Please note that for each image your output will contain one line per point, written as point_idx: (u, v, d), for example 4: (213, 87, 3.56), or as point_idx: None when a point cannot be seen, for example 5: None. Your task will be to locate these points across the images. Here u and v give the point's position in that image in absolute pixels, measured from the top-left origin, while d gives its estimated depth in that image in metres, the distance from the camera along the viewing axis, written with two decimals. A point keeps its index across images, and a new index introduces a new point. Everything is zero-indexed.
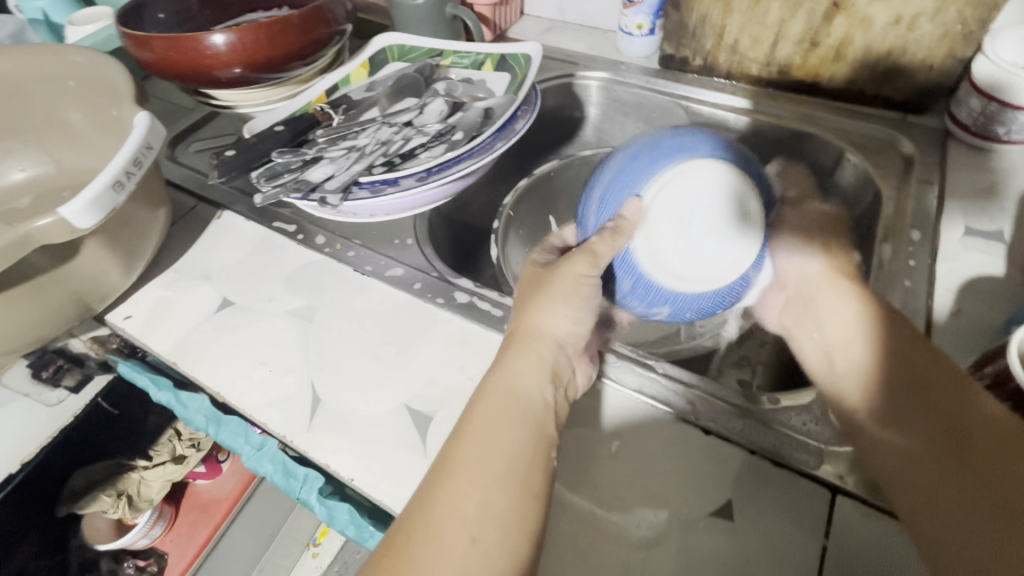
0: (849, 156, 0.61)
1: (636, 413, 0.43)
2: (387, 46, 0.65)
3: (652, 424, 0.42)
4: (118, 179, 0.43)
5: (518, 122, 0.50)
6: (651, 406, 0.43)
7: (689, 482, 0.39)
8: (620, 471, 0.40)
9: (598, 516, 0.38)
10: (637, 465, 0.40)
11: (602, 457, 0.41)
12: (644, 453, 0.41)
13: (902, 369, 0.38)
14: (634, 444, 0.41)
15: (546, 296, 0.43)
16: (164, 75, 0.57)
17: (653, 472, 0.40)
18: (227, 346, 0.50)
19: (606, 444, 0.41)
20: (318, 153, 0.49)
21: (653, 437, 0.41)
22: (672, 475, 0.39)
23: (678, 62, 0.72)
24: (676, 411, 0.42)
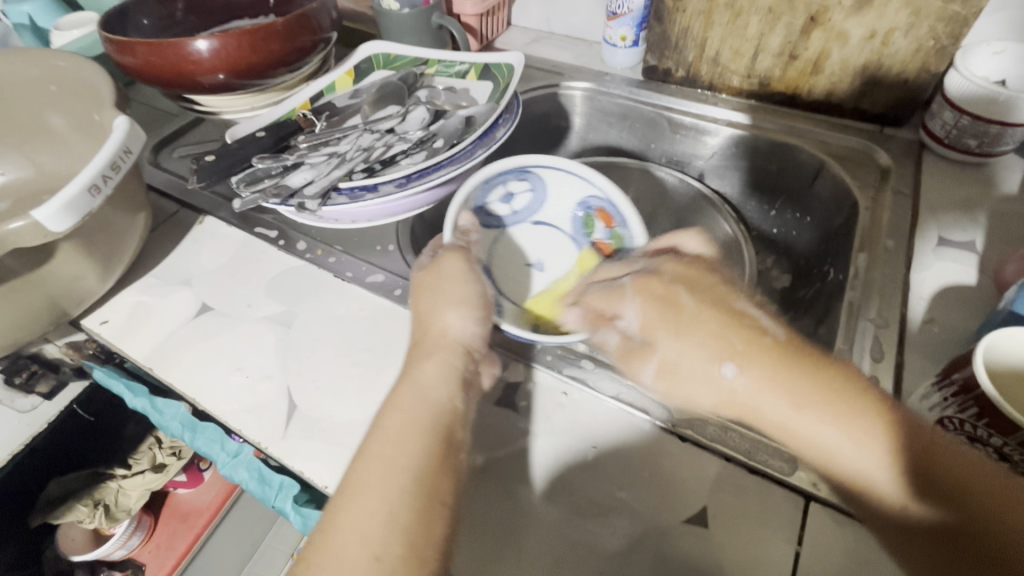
0: (828, 167, 0.62)
1: (613, 421, 0.43)
2: (372, 54, 0.66)
3: (628, 431, 0.42)
4: (94, 183, 0.42)
5: (499, 130, 0.50)
6: (628, 414, 0.43)
7: (665, 489, 0.39)
8: (596, 478, 0.40)
9: (576, 523, 0.38)
10: (614, 472, 0.40)
11: (579, 464, 0.41)
12: (621, 460, 0.41)
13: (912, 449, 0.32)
14: (612, 450, 0.41)
15: (443, 296, 0.42)
16: (147, 81, 0.57)
17: (628, 479, 0.40)
18: (204, 353, 0.49)
19: (583, 451, 0.41)
20: (299, 159, 0.49)
21: (629, 443, 0.42)
22: (649, 482, 0.40)
23: (661, 73, 0.73)
24: (655, 418, 0.42)
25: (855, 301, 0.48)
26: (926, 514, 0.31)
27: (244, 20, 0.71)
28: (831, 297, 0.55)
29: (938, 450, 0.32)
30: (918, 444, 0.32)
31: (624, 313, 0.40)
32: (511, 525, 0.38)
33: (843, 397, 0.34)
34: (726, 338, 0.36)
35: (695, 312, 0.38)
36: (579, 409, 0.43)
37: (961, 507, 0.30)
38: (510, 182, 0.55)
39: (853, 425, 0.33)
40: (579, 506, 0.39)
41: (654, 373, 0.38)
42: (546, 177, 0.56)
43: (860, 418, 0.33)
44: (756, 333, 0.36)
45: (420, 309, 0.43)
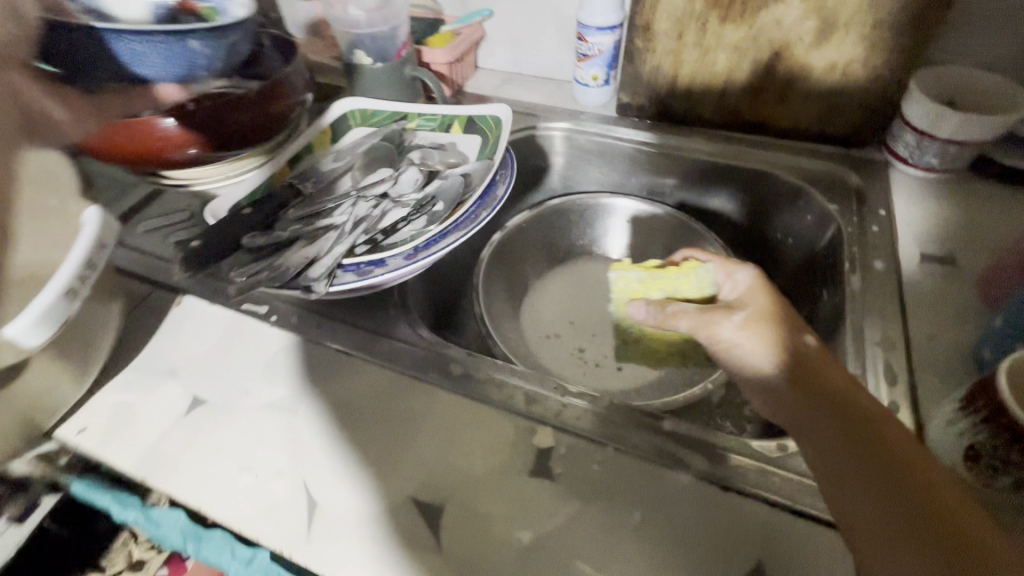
0: (806, 191, 0.65)
1: (652, 477, 0.42)
2: (347, 111, 0.64)
3: (669, 486, 0.41)
4: (71, 287, 0.38)
5: (499, 189, 0.49)
6: (666, 467, 0.42)
7: (715, 544, 0.38)
8: (647, 541, 0.39)
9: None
10: (663, 531, 0.39)
11: (629, 529, 0.39)
12: (667, 518, 0.40)
13: (871, 439, 0.35)
14: (654, 508, 0.40)
15: None
16: (112, 159, 0.53)
17: (678, 538, 0.39)
18: (203, 452, 0.45)
19: (629, 513, 0.40)
20: (295, 235, 0.47)
21: (674, 499, 0.41)
22: (699, 540, 0.39)
23: (635, 109, 0.75)
24: (694, 468, 0.42)
25: (860, 325, 0.50)
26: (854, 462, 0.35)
27: None
28: (831, 319, 0.56)
29: (886, 443, 0.35)
30: (868, 416, 0.37)
31: (734, 275, 0.49)
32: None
33: (834, 380, 0.39)
34: (785, 328, 0.43)
35: (769, 306, 0.44)
36: (616, 469, 0.42)
37: (915, 493, 0.33)
38: None
39: (834, 402, 0.38)
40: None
41: (734, 322, 0.44)
42: None
43: (828, 392, 0.38)
44: (789, 325, 0.43)
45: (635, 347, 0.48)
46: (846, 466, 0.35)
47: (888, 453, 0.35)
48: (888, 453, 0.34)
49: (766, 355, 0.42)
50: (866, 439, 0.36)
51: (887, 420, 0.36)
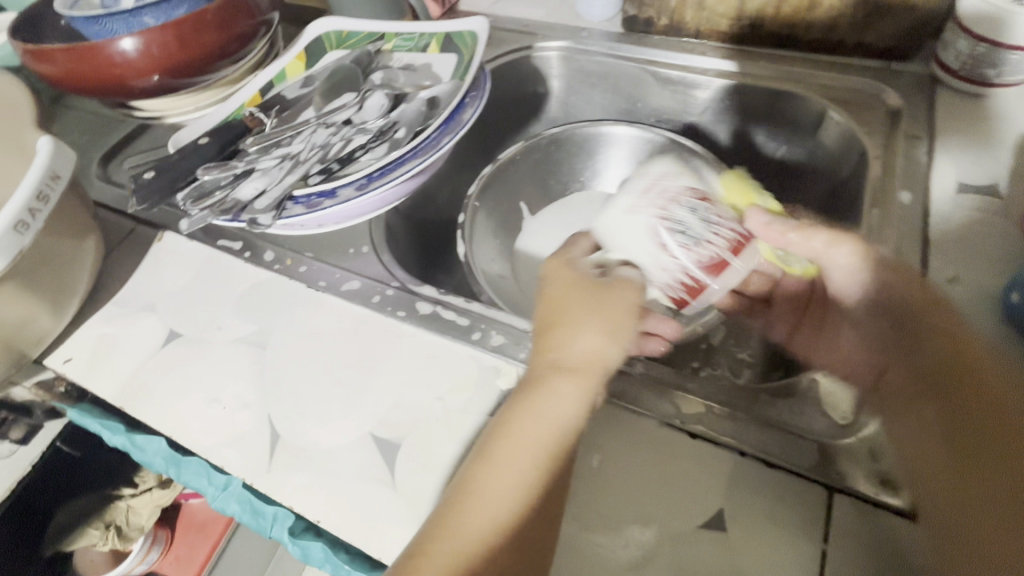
0: (832, 113, 0.57)
1: (530, 434, 0.35)
2: (324, 33, 0.59)
3: (540, 438, 0.35)
4: (21, 218, 0.38)
5: (466, 112, 0.45)
6: (553, 408, 0.36)
7: (541, 496, 0.34)
8: (494, 500, 0.33)
9: (463, 559, 0.32)
10: (506, 487, 0.33)
11: (479, 488, 0.34)
12: (519, 480, 0.34)
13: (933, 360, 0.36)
14: (513, 463, 0.34)
15: None
16: (76, 91, 0.51)
17: (520, 505, 0.33)
18: (179, 383, 0.46)
19: (486, 470, 0.34)
20: (249, 165, 0.44)
21: (542, 462, 0.34)
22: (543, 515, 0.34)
23: (643, 24, 0.66)
24: (570, 430, 0.36)
25: None
26: (949, 449, 0.33)
27: None
28: None
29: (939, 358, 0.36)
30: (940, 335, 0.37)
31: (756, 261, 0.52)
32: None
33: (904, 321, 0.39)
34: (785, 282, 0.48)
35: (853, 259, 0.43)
36: (493, 432, 0.36)
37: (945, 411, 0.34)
38: None
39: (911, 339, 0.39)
40: (478, 554, 0.32)
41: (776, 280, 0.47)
42: None
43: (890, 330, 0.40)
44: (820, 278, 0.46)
45: (552, 338, 0.38)
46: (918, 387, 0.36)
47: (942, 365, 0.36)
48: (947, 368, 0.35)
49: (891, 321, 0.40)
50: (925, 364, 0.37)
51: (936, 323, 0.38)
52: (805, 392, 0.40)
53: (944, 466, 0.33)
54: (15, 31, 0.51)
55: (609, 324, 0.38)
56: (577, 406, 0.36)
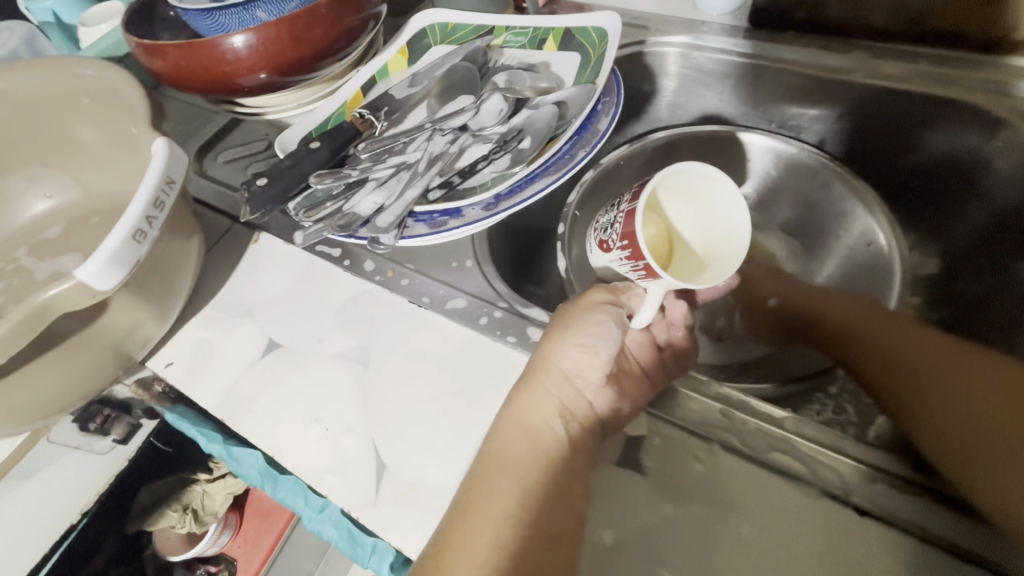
0: (1013, 128, 0.48)
1: (505, 452, 0.36)
2: (427, 26, 0.55)
3: (514, 457, 0.36)
4: (139, 227, 0.37)
5: (601, 122, 0.40)
6: (501, 435, 0.36)
7: (527, 514, 0.34)
8: (491, 511, 0.34)
9: (474, 571, 0.32)
10: (502, 501, 0.34)
11: (478, 504, 0.34)
12: (513, 493, 0.35)
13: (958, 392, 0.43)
14: (502, 477, 0.35)
15: None
16: (185, 88, 0.50)
17: (518, 513, 0.34)
18: (280, 399, 0.44)
19: (479, 485, 0.35)
20: (364, 174, 0.41)
21: (521, 478, 0.35)
22: (538, 527, 0.34)
23: (776, 18, 0.59)
24: (540, 442, 0.36)
25: None
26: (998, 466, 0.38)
27: None
28: None
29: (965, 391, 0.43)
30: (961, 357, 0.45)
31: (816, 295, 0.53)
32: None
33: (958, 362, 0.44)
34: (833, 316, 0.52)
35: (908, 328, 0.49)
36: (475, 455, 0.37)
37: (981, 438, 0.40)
38: None
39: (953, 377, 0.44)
40: (483, 566, 0.32)
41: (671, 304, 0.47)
42: None
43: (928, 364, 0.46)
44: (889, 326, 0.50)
45: (541, 348, 0.39)
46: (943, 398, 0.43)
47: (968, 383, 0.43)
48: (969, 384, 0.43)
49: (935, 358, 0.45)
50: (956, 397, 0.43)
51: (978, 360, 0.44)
52: None
53: (978, 448, 0.39)
54: (127, 24, 0.49)
55: (575, 333, 0.39)
56: (551, 413, 0.37)
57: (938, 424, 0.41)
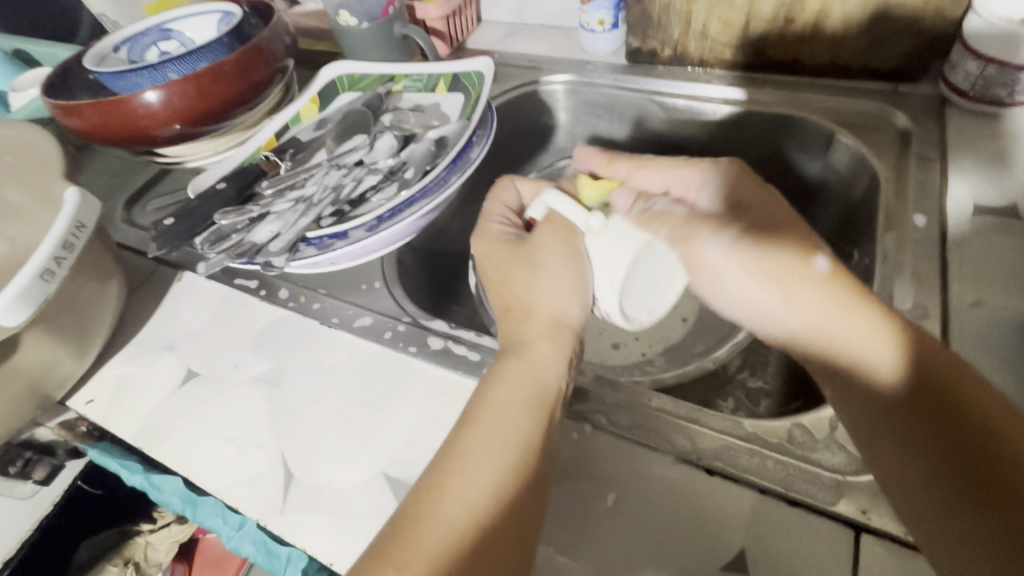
0: (840, 137, 0.57)
1: (512, 393, 0.37)
2: (336, 77, 0.61)
3: (515, 408, 0.36)
4: (47, 267, 0.40)
5: (474, 150, 0.47)
6: (507, 387, 0.37)
7: (530, 457, 0.34)
8: (492, 455, 0.34)
9: (467, 511, 0.32)
10: (503, 448, 0.34)
11: (466, 454, 0.34)
12: (510, 441, 0.35)
13: (925, 401, 0.32)
14: (512, 418, 0.36)
15: None
16: (101, 142, 0.54)
17: (517, 468, 0.34)
18: (196, 423, 0.47)
19: (477, 427, 0.35)
20: (264, 209, 0.45)
21: (528, 428, 0.36)
22: (533, 481, 0.34)
23: (647, 55, 0.67)
24: (547, 388, 0.38)
25: (886, 289, 0.44)
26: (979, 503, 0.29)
27: (180, 41, 0.61)
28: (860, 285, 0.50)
29: (955, 392, 0.31)
30: (950, 395, 0.31)
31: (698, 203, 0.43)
32: (398, 541, 0.31)
33: (916, 382, 0.32)
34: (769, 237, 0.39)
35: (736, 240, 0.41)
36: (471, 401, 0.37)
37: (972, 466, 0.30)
38: (160, 44, 0.60)
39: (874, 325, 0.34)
40: (481, 513, 0.32)
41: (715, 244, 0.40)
42: (187, 31, 0.61)
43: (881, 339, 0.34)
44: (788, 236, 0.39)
45: (528, 300, 0.42)
46: (892, 433, 0.33)
47: (939, 398, 0.32)
48: (930, 392, 0.32)
49: (912, 373, 0.33)
50: (905, 394, 0.33)
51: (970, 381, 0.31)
52: (831, 422, 0.38)
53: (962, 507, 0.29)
54: (47, 87, 0.54)
55: (551, 277, 0.42)
56: (555, 373, 0.39)
57: (866, 436, 0.34)
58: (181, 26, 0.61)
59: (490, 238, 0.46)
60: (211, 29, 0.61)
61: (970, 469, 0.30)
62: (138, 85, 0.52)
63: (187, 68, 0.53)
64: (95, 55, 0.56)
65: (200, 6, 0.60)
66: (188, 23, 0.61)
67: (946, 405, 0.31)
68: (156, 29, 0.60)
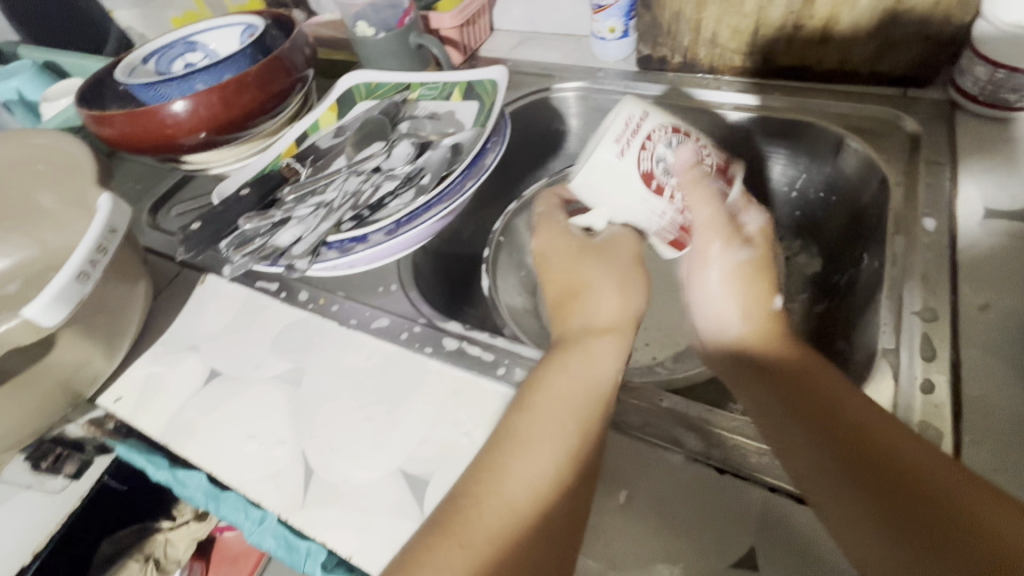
0: (850, 142, 0.57)
1: (568, 386, 0.37)
2: (353, 86, 0.63)
3: (575, 399, 0.37)
4: (83, 269, 0.42)
5: (488, 156, 0.48)
6: (565, 379, 0.38)
7: (587, 453, 0.35)
8: (549, 447, 0.35)
9: (525, 500, 0.33)
10: (558, 440, 0.35)
11: (525, 447, 0.35)
12: (568, 435, 0.35)
13: (833, 441, 0.32)
14: (570, 411, 0.36)
15: None
16: (130, 150, 0.56)
17: (576, 459, 0.35)
18: (220, 421, 0.48)
19: (534, 418, 0.36)
20: (287, 214, 0.47)
21: (585, 422, 0.36)
22: (586, 471, 0.35)
23: (657, 62, 0.69)
24: (603, 387, 0.38)
25: (895, 292, 0.44)
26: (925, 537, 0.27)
27: (206, 53, 0.63)
28: (869, 288, 0.50)
29: (872, 431, 0.32)
30: (863, 433, 0.32)
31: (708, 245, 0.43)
32: (461, 523, 0.32)
33: (828, 418, 0.33)
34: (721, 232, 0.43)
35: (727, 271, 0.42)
36: (527, 391, 0.38)
37: (900, 495, 0.29)
38: (187, 56, 0.63)
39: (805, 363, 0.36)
40: (543, 503, 0.33)
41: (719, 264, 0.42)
42: (212, 44, 0.63)
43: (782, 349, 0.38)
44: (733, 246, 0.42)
45: (604, 302, 0.43)
46: (823, 475, 0.32)
47: (849, 433, 0.32)
48: (845, 430, 0.32)
49: (821, 410, 0.34)
50: (822, 433, 0.33)
51: (875, 418, 0.32)
52: None
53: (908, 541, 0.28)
54: (80, 97, 0.57)
55: (626, 290, 0.44)
56: (613, 364, 0.39)
57: (800, 474, 0.33)
58: (207, 39, 0.63)
59: (559, 231, 0.48)
60: (235, 41, 0.63)
61: (899, 501, 0.29)
62: (167, 96, 0.55)
63: (212, 80, 0.56)
64: (125, 66, 0.59)
65: (225, 20, 0.63)
66: (214, 36, 0.63)
67: (859, 445, 0.31)
68: (183, 42, 0.63)
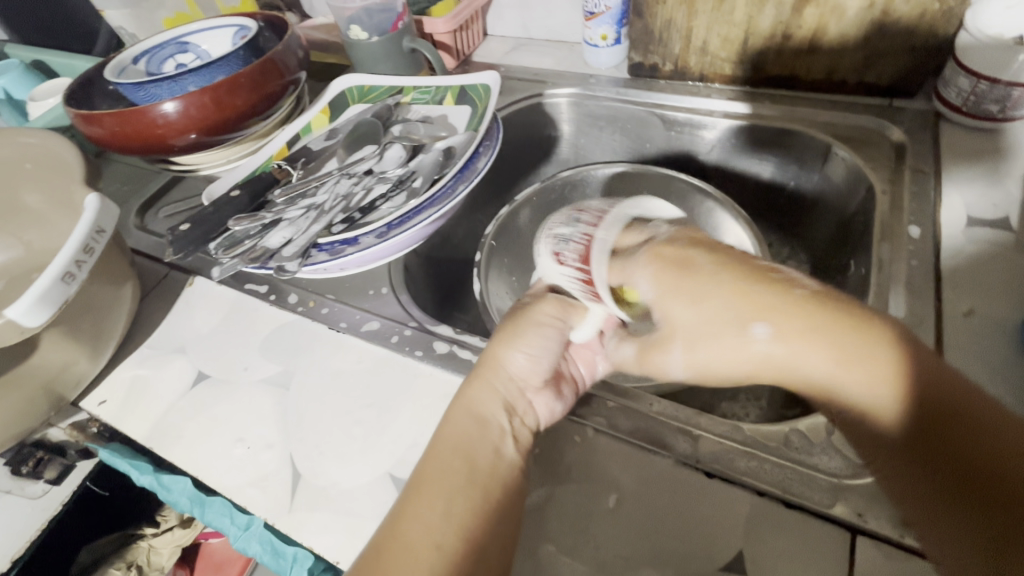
0: (837, 150, 0.58)
1: (458, 429, 0.38)
2: (347, 88, 0.63)
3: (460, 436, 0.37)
4: (68, 270, 0.41)
5: (480, 160, 0.49)
6: (452, 423, 0.38)
7: (487, 487, 0.35)
8: (448, 485, 0.35)
9: (429, 544, 0.32)
10: (455, 478, 0.35)
11: (426, 489, 0.35)
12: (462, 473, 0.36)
13: (922, 446, 0.28)
14: (462, 452, 0.37)
15: None
16: (119, 149, 0.55)
17: (480, 502, 0.34)
18: (207, 424, 0.48)
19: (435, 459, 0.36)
20: (277, 215, 0.47)
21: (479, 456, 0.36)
22: (493, 506, 0.35)
23: (648, 69, 0.69)
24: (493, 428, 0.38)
25: (880, 298, 0.45)
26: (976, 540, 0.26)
27: (197, 54, 0.63)
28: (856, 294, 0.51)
29: (953, 434, 0.28)
30: (943, 424, 0.28)
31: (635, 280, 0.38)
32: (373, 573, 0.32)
33: (916, 421, 0.29)
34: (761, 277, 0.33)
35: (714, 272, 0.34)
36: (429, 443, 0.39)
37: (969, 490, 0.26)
38: (178, 56, 0.63)
39: (849, 355, 0.30)
40: (439, 534, 0.33)
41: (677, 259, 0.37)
42: (204, 44, 0.63)
43: (844, 366, 0.31)
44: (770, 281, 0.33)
45: (490, 351, 0.41)
46: (908, 481, 0.29)
47: (935, 428, 0.28)
48: (935, 425, 0.28)
49: (912, 409, 0.29)
50: (901, 429, 0.29)
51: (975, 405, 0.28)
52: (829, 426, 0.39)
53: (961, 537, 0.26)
54: (68, 97, 0.56)
55: (522, 340, 0.40)
56: (494, 406, 0.39)
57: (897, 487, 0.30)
58: (198, 39, 0.63)
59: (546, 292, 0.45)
60: (226, 42, 0.63)
61: (970, 496, 0.26)
62: (157, 96, 0.55)
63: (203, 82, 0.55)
64: (115, 66, 0.58)
65: (217, 21, 0.63)
66: (205, 37, 0.63)
67: (936, 438, 0.28)
68: (174, 42, 0.62)
